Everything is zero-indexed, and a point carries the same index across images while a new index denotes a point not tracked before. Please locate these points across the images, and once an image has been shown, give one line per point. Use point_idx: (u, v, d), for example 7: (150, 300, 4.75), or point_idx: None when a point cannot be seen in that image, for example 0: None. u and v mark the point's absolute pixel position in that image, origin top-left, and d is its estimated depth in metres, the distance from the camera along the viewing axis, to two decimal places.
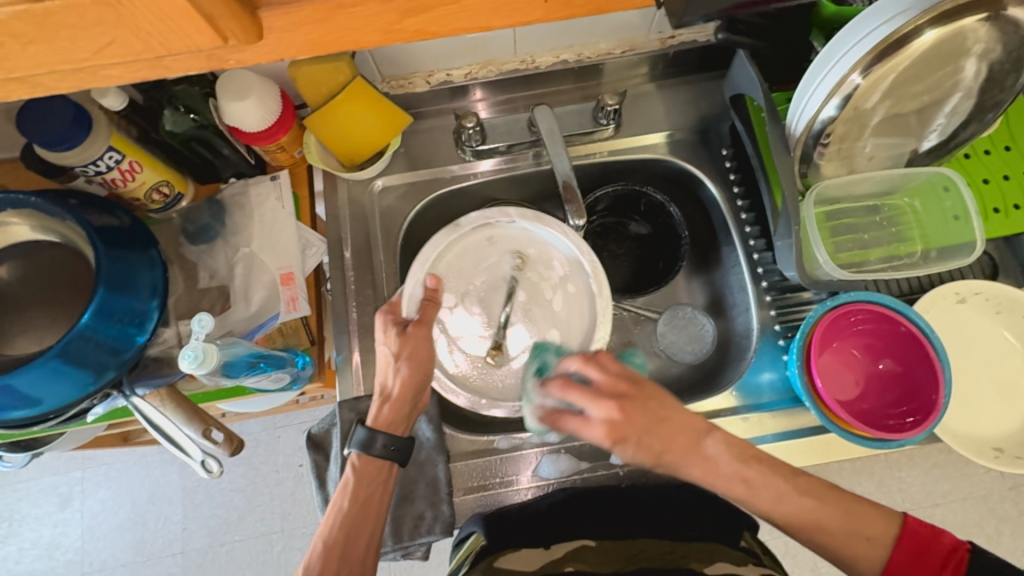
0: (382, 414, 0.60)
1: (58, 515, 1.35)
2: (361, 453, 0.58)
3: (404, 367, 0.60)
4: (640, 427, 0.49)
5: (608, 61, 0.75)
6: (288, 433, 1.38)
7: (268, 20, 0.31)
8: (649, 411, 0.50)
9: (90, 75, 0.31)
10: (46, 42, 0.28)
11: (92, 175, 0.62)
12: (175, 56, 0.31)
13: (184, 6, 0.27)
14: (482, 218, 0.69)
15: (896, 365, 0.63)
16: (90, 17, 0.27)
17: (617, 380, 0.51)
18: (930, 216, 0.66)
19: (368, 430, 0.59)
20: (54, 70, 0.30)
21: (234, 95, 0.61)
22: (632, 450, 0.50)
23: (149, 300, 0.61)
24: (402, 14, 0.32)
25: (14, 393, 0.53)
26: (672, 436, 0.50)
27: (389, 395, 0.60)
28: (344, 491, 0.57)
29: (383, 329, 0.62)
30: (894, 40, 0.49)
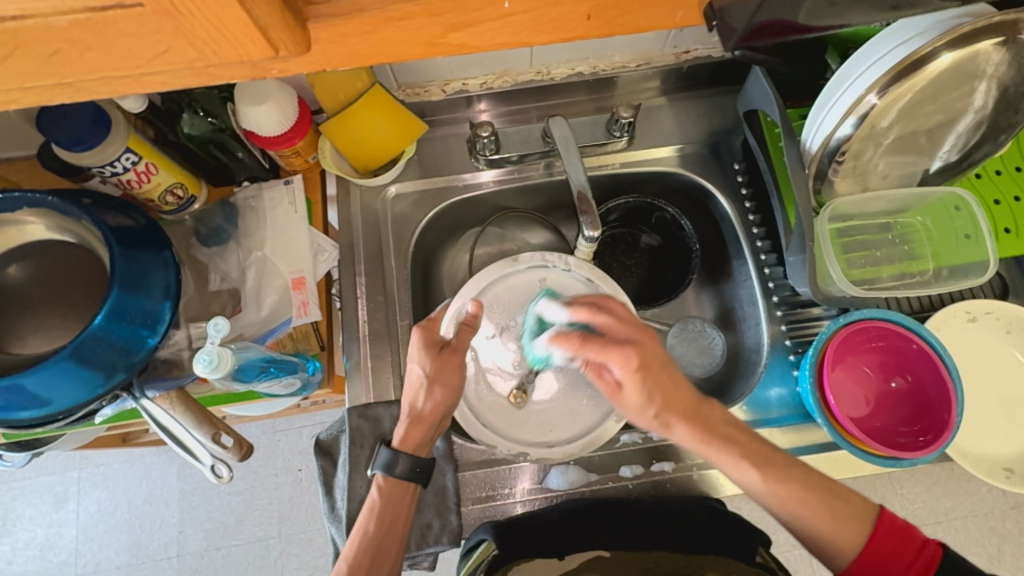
0: (409, 437, 0.60)
1: (52, 516, 1.33)
2: (384, 475, 0.59)
3: (438, 393, 0.60)
4: (658, 361, 0.54)
5: (623, 74, 0.76)
6: (288, 436, 1.38)
7: (315, 32, 0.31)
8: (651, 344, 0.54)
9: (136, 81, 0.31)
10: (102, 49, 0.28)
11: (107, 175, 0.62)
12: (224, 64, 0.31)
13: (242, 19, 0.27)
14: (541, 258, 0.70)
15: (908, 383, 0.62)
16: (149, 26, 0.27)
17: (630, 326, 0.55)
18: (941, 234, 0.66)
19: (392, 451, 0.59)
20: (106, 77, 0.30)
21: (252, 100, 0.62)
22: (656, 382, 0.53)
23: (161, 301, 0.61)
24: (447, 29, 0.32)
25: (24, 393, 0.53)
26: (682, 389, 0.54)
27: (414, 416, 0.60)
28: (368, 515, 0.57)
29: (416, 347, 0.61)
30: (912, 61, 0.50)
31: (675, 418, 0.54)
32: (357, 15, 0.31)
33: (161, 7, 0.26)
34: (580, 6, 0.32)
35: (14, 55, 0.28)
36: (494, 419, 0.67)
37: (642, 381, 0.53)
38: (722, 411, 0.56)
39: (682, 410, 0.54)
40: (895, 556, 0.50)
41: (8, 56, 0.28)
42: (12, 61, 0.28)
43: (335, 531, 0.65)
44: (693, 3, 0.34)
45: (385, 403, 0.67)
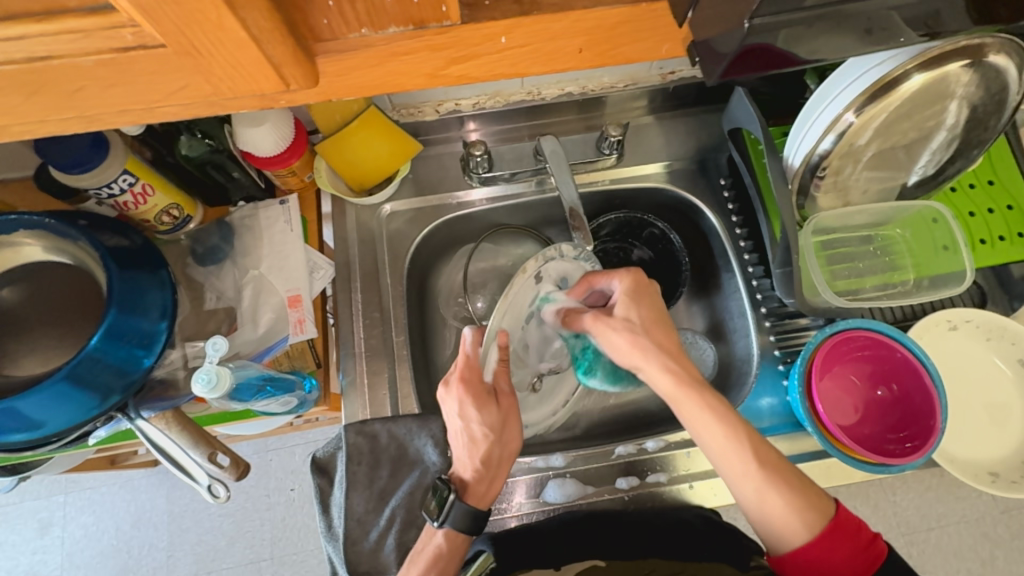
0: (484, 492, 0.60)
1: (37, 542, 1.30)
2: (451, 526, 0.58)
3: (512, 442, 0.61)
4: (653, 295, 0.61)
5: (611, 94, 0.78)
6: (280, 455, 1.36)
7: (324, 66, 0.32)
8: (650, 280, 0.61)
9: (150, 113, 0.32)
10: (122, 85, 0.29)
11: (104, 197, 0.62)
12: (237, 97, 0.32)
13: (257, 57, 0.28)
14: (542, 260, 0.62)
15: (894, 391, 0.64)
16: (169, 66, 0.28)
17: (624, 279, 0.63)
18: (921, 246, 0.69)
19: (461, 501, 0.59)
20: (125, 111, 0.31)
21: (250, 122, 0.63)
22: (647, 304, 0.59)
23: (157, 321, 0.61)
24: (448, 61, 0.34)
25: (18, 415, 0.53)
26: (669, 334, 0.59)
27: (489, 471, 0.60)
28: (429, 564, 0.57)
29: (478, 408, 0.58)
30: (885, 82, 0.53)
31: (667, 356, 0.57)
32: (366, 49, 0.32)
33: (181, 48, 0.27)
34: (574, 41, 0.34)
35: (36, 91, 0.29)
36: (516, 415, 0.67)
37: (634, 292, 0.59)
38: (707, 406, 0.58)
39: (663, 348, 0.57)
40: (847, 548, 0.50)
41: (32, 93, 0.29)
42: (35, 97, 0.29)
43: (332, 551, 0.64)
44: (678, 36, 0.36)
45: (382, 419, 0.66)
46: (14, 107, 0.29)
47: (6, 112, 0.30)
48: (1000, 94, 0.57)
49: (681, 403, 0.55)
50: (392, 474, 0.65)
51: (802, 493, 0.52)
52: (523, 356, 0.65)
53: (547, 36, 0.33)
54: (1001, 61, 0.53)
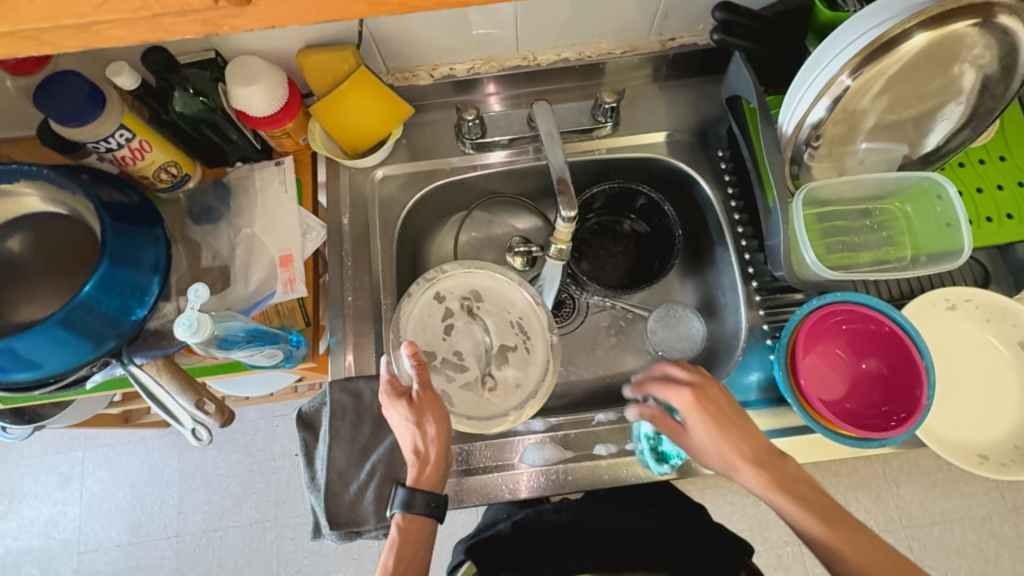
0: (422, 476, 0.60)
1: (57, 494, 1.37)
2: (404, 512, 0.59)
3: (432, 428, 0.60)
4: (719, 404, 0.59)
5: (609, 61, 0.77)
6: (286, 422, 1.40)
7: None
8: (707, 391, 0.59)
9: (94, 34, 0.32)
10: None
11: (103, 152, 0.64)
12: (173, 15, 0.32)
13: None
14: (425, 280, 0.71)
15: (880, 365, 0.63)
16: None
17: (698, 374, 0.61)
18: (921, 222, 0.67)
19: (407, 490, 0.59)
20: (65, 27, 0.31)
21: (242, 80, 0.64)
22: (704, 421, 0.58)
23: (151, 274, 0.63)
24: None
25: (16, 355, 0.55)
26: (751, 441, 0.58)
27: (422, 459, 0.60)
28: (390, 549, 0.58)
29: (391, 405, 0.61)
30: (883, 42, 0.51)
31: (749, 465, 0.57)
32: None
33: None
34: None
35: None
36: (478, 412, 0.67)
37: (710, 421, 0.58)
38: (796, 467, 0.57)
39: (749, 455, 0.57)
40: None
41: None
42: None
43: (314, 501, 0.66)
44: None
45: (366, 378, 0.68)
46: None
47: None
48: (1009, 58, 0.54)
49: (774, 499, 0.55)
50: (375, 431, 0.67)
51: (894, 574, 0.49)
52: (457, 362, 0.69)
53: None
54: (1011, 21, 0.51)
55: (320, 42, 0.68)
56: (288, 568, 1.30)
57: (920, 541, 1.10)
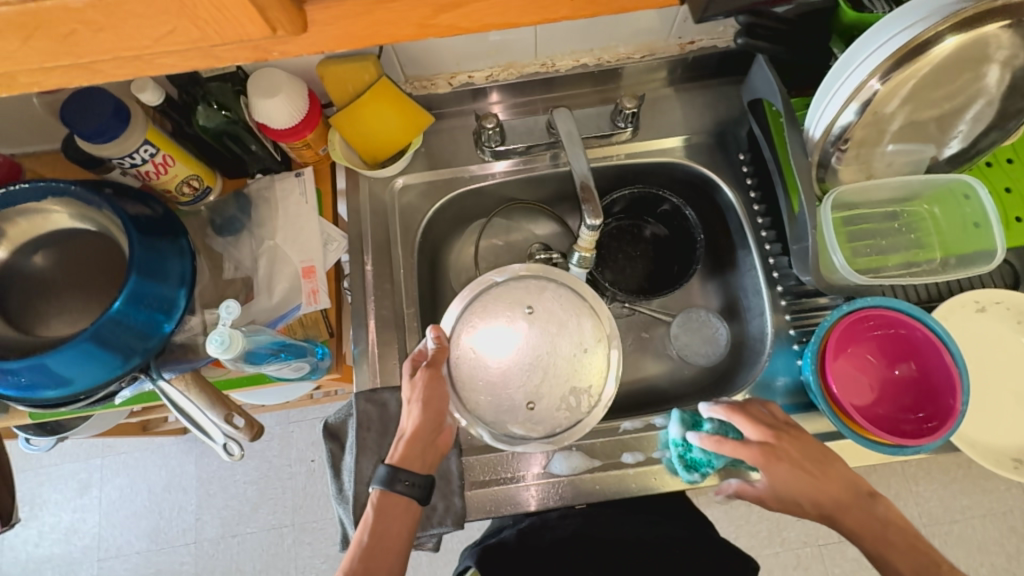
0: (402, 452, 0.59)
1: (77, 501, 1.38)
2: (384, 489, 0.57)
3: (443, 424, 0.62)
4: (791, 455, 0.59)
5: (628, 65, 0.76)
6: (301, 427, 1.41)
7: (313, 13, 0.32)
8: (781, 442, 0.59)
9: (147, 63, 0.32)
10: (112, 29, 0.29)
11: (127, 167, 0.64)
12: (226, 45, 0.32)
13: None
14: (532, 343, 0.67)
15: (913, 370, 0.62)
16: (157, 7, 0.28)
17: (769, 427, 0.60)
18: (948, 223, 0.66)
19: (389, 468, 0.58)
20: (119, 58, 0.31)
21: (264, 93, 0.64)
22: (785, 474, 0.58)
23: (177, 287, 0.63)
24: (437, 10, 0.33)
25: (47, 372, 0.55)
26: (830, 484, 0.58)
27: (419, 441, 0.60)
28: (364, 524, 0.55)
29: (406, 377, 0.63)
30: (915, 45, 0.50)
31: (833, 510, 0.58)
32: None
33: None
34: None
35: (29, 35, 0.29)
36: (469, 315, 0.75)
37: (788, 467, 0.59)
38: (884, 509, 0.57)
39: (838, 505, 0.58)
40: None
41: (27, 36, 0.29)
42: (31, 41, 0.30)
43: (342, 512, 0.67)
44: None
45: (391, 388, 0.68)
46: (13, 54, 0.30)
47: (3, 58, 0.30)
48: None
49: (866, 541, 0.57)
50: None
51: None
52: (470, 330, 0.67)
53: None
54: None
55: (342, 52, 0.68)
56: (307, 572, 1.30)
57: (940, 539, 1.10)
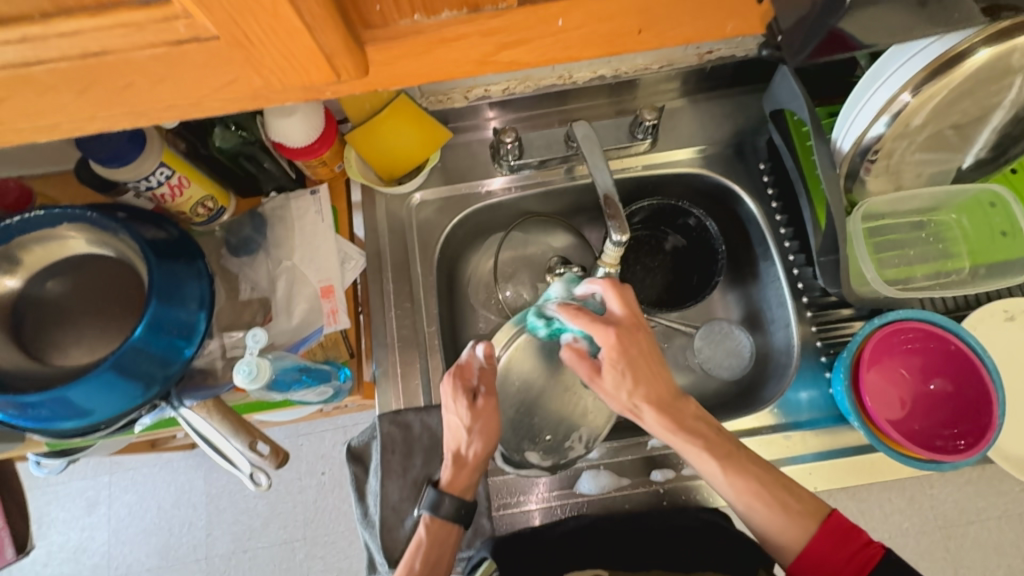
0: (455, 480, 0.61)
1: (85, 519, 1.36)
2: (431, 514, 0.60)
3: (477, 442, 0.59)
4: (640, 350, 0.53)
5: (645, 77, 0.75)
6: (310, 440, 1.39)
7: (372, 54, 0.31)
8: (633, 335, 0.53)
9: (199, 108, 0.32)
10: (172, 80, 0.29)
11: (143, 190, 0.63)
12: (282, 90, 0.32)
13: (310, 48, 0.28)
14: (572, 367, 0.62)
15: (946, 384, 0.61)
16: (220, 58, 0.28)
17: (629, 313, 0.54)
18: (977, 232, 0.65)
19: (438, 492, 0.60)
20: (174, 107, 0.31)
21: (281, 112, 0.62)
22: (610, 375, 0.53)
23: (196, 311, 0.62)
24: (499, 47, 0.32)
25: (67, 404, 0.54)
26: (660, 379, 0.54)
27: (461, 462, 0.60)
28: (414, 552, 0.58)
29: (462, 404, 0.58)
30: (948, 58, 0.49)
31: (641, 407, 0.55)
32: (414, 37, 0.30)
33: (233, 39, 0.27)
34: (632, 21, 0.31)
35: (87, 88, 0.29)
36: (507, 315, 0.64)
37: (620, 360, 0.52)
38: (696, 407, 0.56)
39: (655, 397, 0.54)
40: (839, 543, 0.51)
41: (83, 89, 0.29)
42: (87, 93, 0.29)
43: (368, 536, 0.66)
44: (747, 12, 0.33)
45: (414, 409, 0.67)
46: (67, 104, 0.30)
47: (56, 110, 0.30)
48: None
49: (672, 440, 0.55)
50: (426, 463, 0.66)
51: (792, 511, 0.54)
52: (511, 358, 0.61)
53: (603, 16, 0.31)
54: None
55: None
56: None
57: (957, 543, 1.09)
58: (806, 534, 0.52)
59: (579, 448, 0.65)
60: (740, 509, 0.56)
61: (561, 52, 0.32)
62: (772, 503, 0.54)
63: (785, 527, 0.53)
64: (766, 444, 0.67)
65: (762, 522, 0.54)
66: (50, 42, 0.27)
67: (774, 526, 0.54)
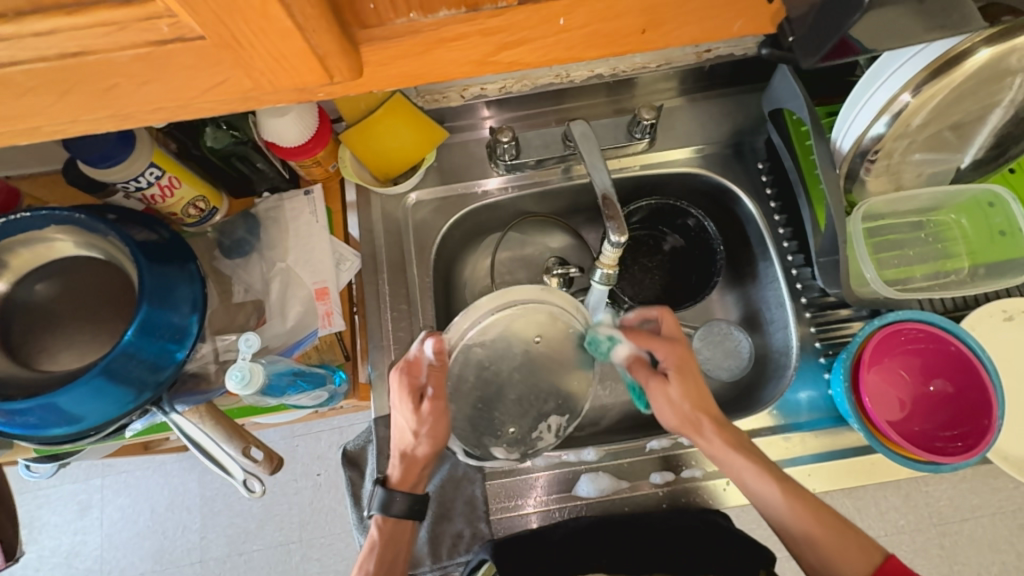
0: (402, 477, 0.61)
1: (77, 523, 1.35)
2: (382, 515, 0.59)
3: (425, 444, 0.59)
4: (688, 363, 0.62)
5: (643, 75, 0.75)
6: (306, 441, 1.38)
7: (369, 54, 0.30)
8: (689, 349, 0.63)
9: (188, 110, 0.31)
10: (160, 81, 0.28)
11: (132, 191, 0.62)
12: (276, 91, 0.31)
13: (303, 49, 0.27)
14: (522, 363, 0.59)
15: (946, 386, 0.61)
16: (209, 58, 0.27)
17: (679, 330, 0.65)
18: (977, 233, 0.65)
19: (386, 490, 0.60)
20: (161, 108, 0.30)
21: (274, 112, 0.61)
22: (676, 383, 0.62)
23: (188, 315, 0.61)
24: (499, 47, 0.31)
25: (55, 411, 0.53)
26: (702, 390, 0.62)
27: (408, 460, 0.60)
28: (368, 554, 0.58)
29: (410, 407, 0.58)
30: (949, 58, 0.49)
31: (697, 416, 0.61)
32: (412, 37, 0.30)
33: (222, 40, 0.26)
34: (638, 20, 0.31)
35: (68, 90, 0.28)
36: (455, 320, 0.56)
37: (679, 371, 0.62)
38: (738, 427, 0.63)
39: (708, 409, 0.61)
40: None
41: (64, 91, 0.28)
42: (69, 95, 0.28)
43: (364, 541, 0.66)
44: (754, 12, 0.32)
45: None
46: (48, 107, 0.29)
47: (39, 113, 0.29)
48: None
49: (727, 460, 0.60)
50: None
51: (829, 523, 0.56)
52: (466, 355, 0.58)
53: (607, 15, 0.30)
54: None
55: None
56: None
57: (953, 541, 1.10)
58: (863, 564, 0.54)
59: (546, 438, 0.65)
60: (784, 522, 0.58)
61: (563, 52, 0.32)
62: (820, 518, 0.57)
63: (844, 550, 0.55)
64: (766, 446, 0.67)
65: (821, 552, 0.56)
66: (26, 42, 0.25)
67: (830, 542, 0.56)
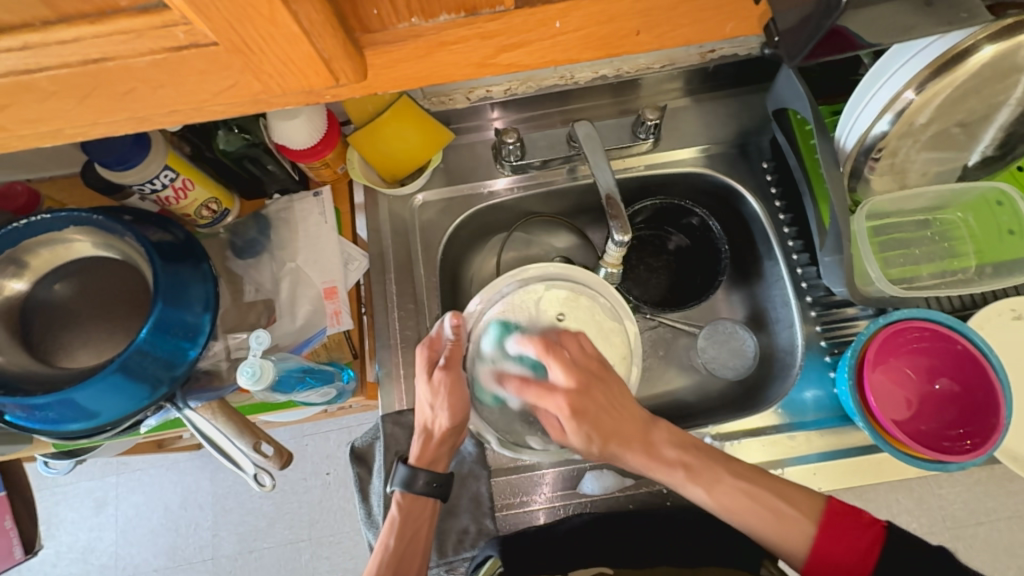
0: (424, 452, 0.64)
1: (93, 520, 1.37)
2: (404, 491, 0.62)
3: (444, 415, 0.62)
4: (600, 405, 0.59)
5: (647, 76, 0.75)
6: (315, 440, 1.40)
7: (372, 58, 0.31)
8: (596, 384, 0.59)
9: (200, 112, 0.32)
10: (174, 85, 0.30)
11: (147, 192, 0.63)
12: (284, 94, 0.32)
13: (309, 53, 0.28)
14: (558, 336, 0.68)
15: (953, 384, 0.61)
16: (220, 63, 0.28)
17: (589, 365, 0.61)
18: (983, 231, 0.65)
19: (408, 467, 0.63)
20: (174, 112, 0.31)
21: (284, 115, 0.63)
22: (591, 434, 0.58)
23: (201, 313, 0.62)
24: (498, 49, 0.32)
25: (74, 406, 0.54)
26: (629, 423, 0.59)
27: (428, 434, 0.64)
28: (389, 530, 0.61)
29: (427, 379, 0.63)
30: (952, 56, 0.49)
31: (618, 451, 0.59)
32: (413, 41, 0.31)
33: (232, 45, 0.27)
34: (633, 22, 0.31)
35: (87, 94, 0.29)
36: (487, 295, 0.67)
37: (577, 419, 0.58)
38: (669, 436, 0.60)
39: (631, 440, 0.59)
40: (844, 533, 0.54)
41: (84, 96, 0.29)
42: (88, 100, 0.30)
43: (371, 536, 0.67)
44: (747, 13, 0.33)
45: None
46: (69, 111, 0.30)
47: (61, 117, 0.30)
48: None
49: (655, 470, 0.59)
50: None
51: (788, 517, 0.55)
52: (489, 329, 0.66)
53: (603, 18, 0.31)
54: None
55: None
56: None
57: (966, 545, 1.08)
58: (807, 535, 0.54)
59: None
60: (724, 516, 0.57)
61: (561, 54, 0.32)
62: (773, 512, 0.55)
63: (783, 531, 0.55)
64: (771, 444, 0.67)
65: (767, 535, 0.55)
66: (50, 49, 0.27)
67: (776, 532, 0.55)
